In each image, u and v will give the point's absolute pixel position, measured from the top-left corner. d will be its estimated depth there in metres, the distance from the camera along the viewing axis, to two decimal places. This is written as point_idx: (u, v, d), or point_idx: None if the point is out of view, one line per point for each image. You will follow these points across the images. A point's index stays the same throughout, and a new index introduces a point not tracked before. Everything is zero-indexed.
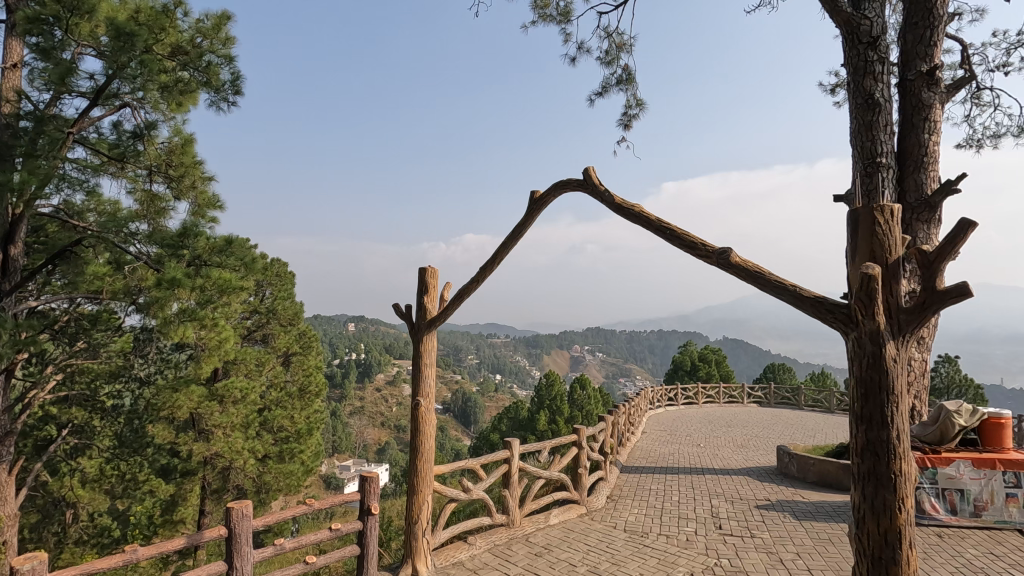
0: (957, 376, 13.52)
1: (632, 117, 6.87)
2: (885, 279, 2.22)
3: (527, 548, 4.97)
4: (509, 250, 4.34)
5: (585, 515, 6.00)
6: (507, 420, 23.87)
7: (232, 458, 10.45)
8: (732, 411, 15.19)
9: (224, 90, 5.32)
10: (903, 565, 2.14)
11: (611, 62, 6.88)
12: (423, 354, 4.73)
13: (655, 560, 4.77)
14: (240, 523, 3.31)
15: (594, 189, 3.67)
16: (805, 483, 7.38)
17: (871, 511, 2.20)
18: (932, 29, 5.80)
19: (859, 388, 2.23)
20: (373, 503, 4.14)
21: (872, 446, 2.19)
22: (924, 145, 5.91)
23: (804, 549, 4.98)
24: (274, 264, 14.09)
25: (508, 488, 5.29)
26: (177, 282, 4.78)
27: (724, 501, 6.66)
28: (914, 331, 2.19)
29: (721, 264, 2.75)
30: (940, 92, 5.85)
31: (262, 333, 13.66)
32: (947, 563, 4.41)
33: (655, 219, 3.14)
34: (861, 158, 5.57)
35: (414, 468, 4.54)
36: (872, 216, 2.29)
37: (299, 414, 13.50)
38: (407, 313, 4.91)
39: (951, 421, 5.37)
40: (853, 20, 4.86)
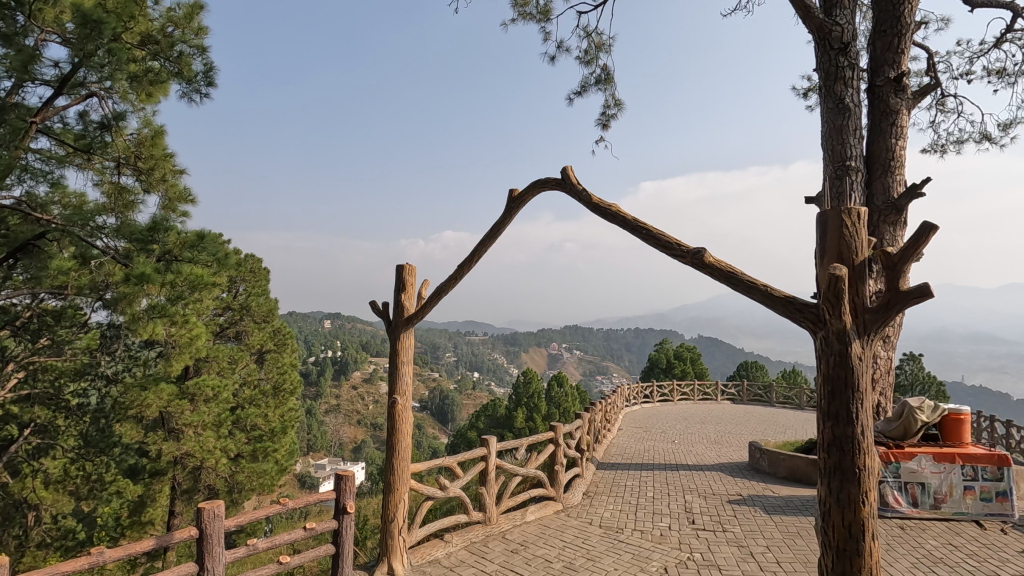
0: (920, 373, 13.98)
1: (610, 117, 6.96)
2: (852, 280, 2.29)
3: (503, 545, 5.01)
4: (486, 249, 4.37)
5: (562, 512, 6.06)
6: (485, 417, 23.86)
7: (203, 458, 10.29)
8: (707, 408, 15.46)
9: (197, 82, 5.21)
10: (866, 556, 2.23)
11: (589, 62, 6.96)
12: (400, 352, 4.71)
13: (630, 555, 4.84)
14: (212, 523, 3.25)
15: (571, 188, 3.71)
16: (775, 477, 7.57)
17: (837, 504, 2.27)
18: (899, 37, 5.95)
19: (827, 386, 2.31)
20: (348, 503, 4.11)
21: (838, 442, 2.27)
22: (892, 150, 6.11)
23: (774, 543, 5.11)
24: (247, 260, 13.91)
25: (485, 485, 5.31)
26: (146, 277, 4.67)
27: (697, 496, 6.78)
28: (878, 330, 2.26)
29: (695, 265, 2.81)
30: (907, 98, 6.05)
31: (236, 330, 13.45)
32: (908, 554, 4.57)
33: (631, 219, 3.19)
34: (831, 161, 5.72)
35: (390, 467, 4.52)
36: (840, 218, 2.37)
37: (274, 413, 13.27)
38: (384, 309, 4.89)
39: (914, 417, 5.56)
40: (825, 26, 4.96)
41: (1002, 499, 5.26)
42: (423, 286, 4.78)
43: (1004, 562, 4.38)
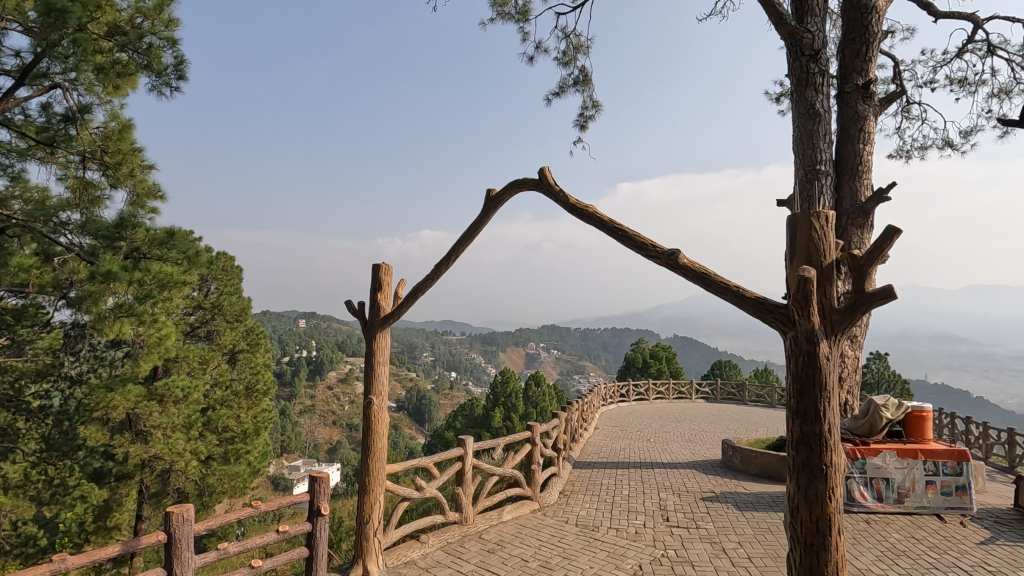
0: (886, 371, 14.40)
1: (588, 118, 7.01)
2: (820, 282, 2.36)
3: (480, 545, 5.00)
4: (463, 249, 4.37)
5: (538, 511, 6.07)
6: (462, 417, 23.79)
7: (172, 460, 10.03)
8: (681, 407, 15.69)
9: (167, 75, 5.07)
10: (832, 551, 2.29)
11: (568, 63, 7.01)
12: (377, 352, 4.67)
13: (605, 553, 4.88)
14: (181, 528, 3.18)
15: (548, 188, 3.73)
16: (748, 474, 7.72)
17: (805, 500, 2.33)
18: (867, 46, 6.13)
19: (795, 385, 2.37)
20: (323, 505, 4.06)
21: (806, 440, 2.33)
22: (859, 155, 6.29)
23: (746, 538, 5.22)
24: (218, 257, 13.68)
25: (461, 485, 5.30)
26: (113, 275, 4.54)
27: (671, 494, 6.88)
28: (845, 330, 2.33)
29: (670, 265, 2.85)
30: (874, 105, 6.24)
31: (207, 329, 13.17)
32: (873, 547, 4.71)
33: (608, 219, 3.22)
34: (802, 165, 5.86)
35: (366, 467, 4.49)
36: (810, 222, 2.43)
37: (246, 414, 13.01)
38: (361, 309, 4.85)
39: (880, 414, 5.72)
40: (797, 33, 5.08)
41: (961, 492, 5.46)
42: (399, 286, 4.74)
43: (962, 553, 4.55)
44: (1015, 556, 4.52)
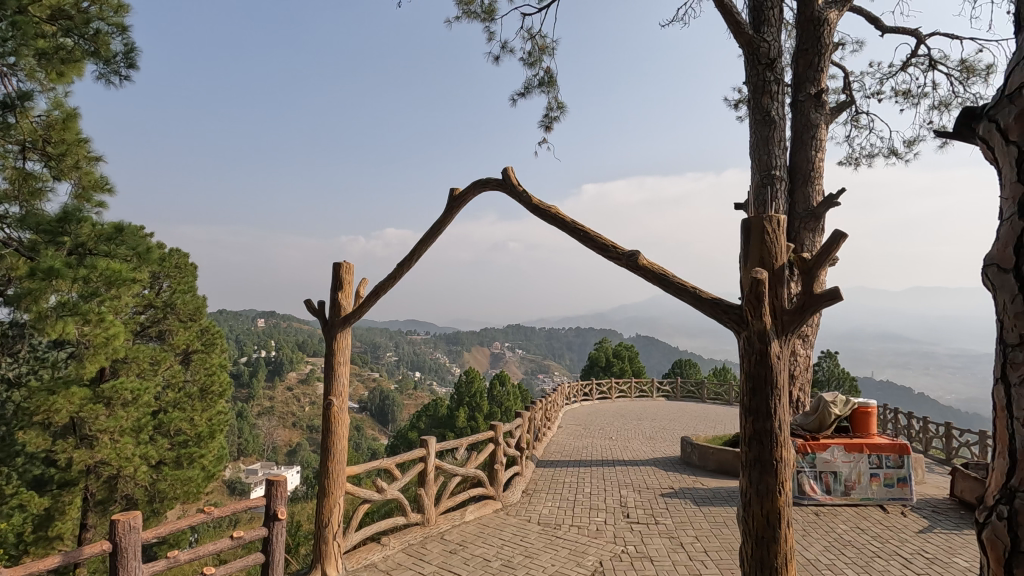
0: (836, 369, 15.03)
1: (553, 119, 7.07)
2: (772, 284, 2.44)
3: (441, 546, 4.97)
4: (425, 248, 4.34)
5: (501, 510, 6.08)
6: (426, 417, 23.59)
7: (120, 466, 9.60)
8: (643, 405, 15.99)
9: (116, 63, 4.81)
10: (782, 543, 2.37)
11: (533, 63, 7.05)
12: (337, 352, 4.59)
13: (566, 551, 4.93)
14: (128, 536, 3.05)
15: (512, 189, 3.74)
16: (705, 470, 7.94)
17: (757, 495, 2.41)
18: (819, 57, 6.39)
19: (748, 383, 2.45)
20: (279, 509, 3.96)
21: (758, 436, 2.41)
22: (812, 161, 6.54)
23: (702, 533, 5.36)
24: (172, 254, 13.29)
25: (423, 486, 5.26)
26: (55, 271, 4.28)
27: (632, 491, 7.00)
28: (795, 330, 2.43)
29: (630, 267, 2.90)
30: (825, 114, 6.52)
31: (158, 329, 12.69)
32: (821, 538, 4.91)
33: (570, 220, 3.25)
34: (759, 170, 6.06)
35: (325, 470, 4.40)
36: (762, 226, 2.51)
37: (200, 417, 12.59)
38: (321, 309, 4.76)
39: (829, 410, 5.93)
40: (754, 42, 5.26)
41: (902, 484, 5.76)
42: (360, 285, 4.68)
43: (903, 542, 4.79)
44: (951, 543, 4.79)
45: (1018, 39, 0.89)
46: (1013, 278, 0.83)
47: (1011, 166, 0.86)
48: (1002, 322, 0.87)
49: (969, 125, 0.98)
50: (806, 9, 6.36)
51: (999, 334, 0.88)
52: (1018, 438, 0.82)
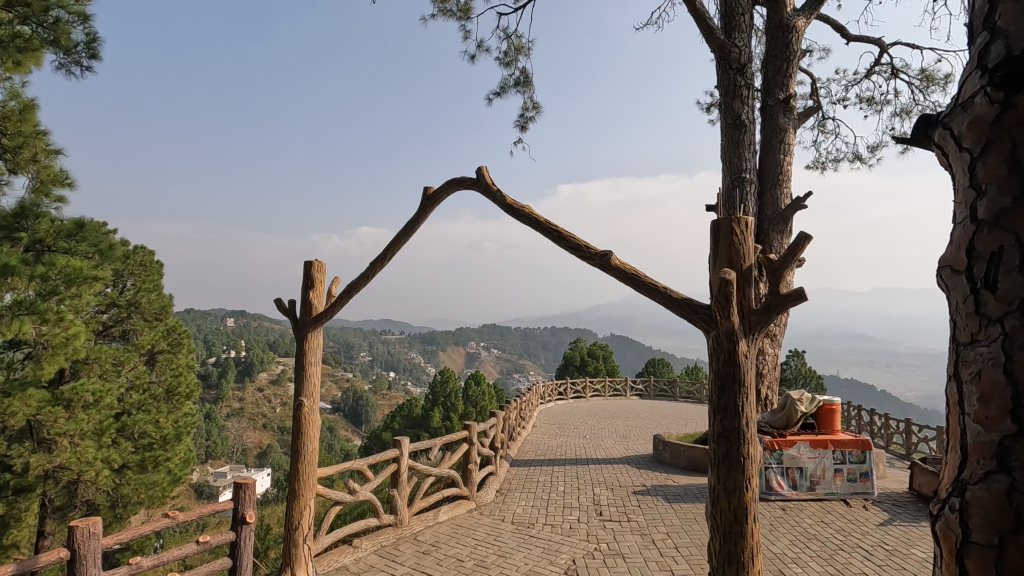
0: (803, 368, 15.42)
1: (528, 120, 7.11)
2: (740, 284, 2.49)
3: (414, 547, 4.93)
4: (399, 247, 4.30)
5: (474, 510, 6.07)
6: (401, 418, 23.39)
7: (81, 470, 9.34)
8: (616, 404, 16.15)
9: (77, 53, 4.65)
10: (749, 537, 2.42)
11: (509, 63, 7.06)
12: (308, 352, 4.52)
13: (539, 549, 4.95)
14: (87, 543, 2.94)
15: (486, 188, 3.74)
16: (677, 468, 8.06)
17: (724, 491, 2.45)
18: (788, 63, 6.54)
19: (717, 381, 2.50)
20: (248, 512, 3.88)
21: (726, 433, 2.46)
22: (780, 165, 6.70)
23: (673, 529, 5.44)
24: (136, 252, 12.90)
25: (396, 487, 5.21)
26: (13, 269, 4.09)
27: (605, 489, 7.07)
28: (762, 329, 2.48)
29: (603, 267, 2.92)
30: (793, 119, 6.68)
31: (122, 329, 12.30)
32: (787, 532, 5.03)
33: (543, 220, 3.26)
34: (729, 173, 6.16)
35: (296, 472, 4.33)
36: (731, 227, 2.56)
37: (166, 419, 12.25)
38: (292, 308, 4.68)
39: (795, 408, 6.07)
40: (725, 47, 5.43)
41: (864, 479, 5.95)
42: (332, 284, 4.62)
43: (864, 535, 4.95)
44: (909, 535, 4.97)
45: (969, 48, 0.92)
46: (966, 279, 0.85)
47: (963, 171, 0.89)
48: (955, 321, 0.89)
49: (924, 132, 1.01)
50: (775, 17, 6.53)
51: (952, 332, 0.91)
52: (970, 434, 0.84)
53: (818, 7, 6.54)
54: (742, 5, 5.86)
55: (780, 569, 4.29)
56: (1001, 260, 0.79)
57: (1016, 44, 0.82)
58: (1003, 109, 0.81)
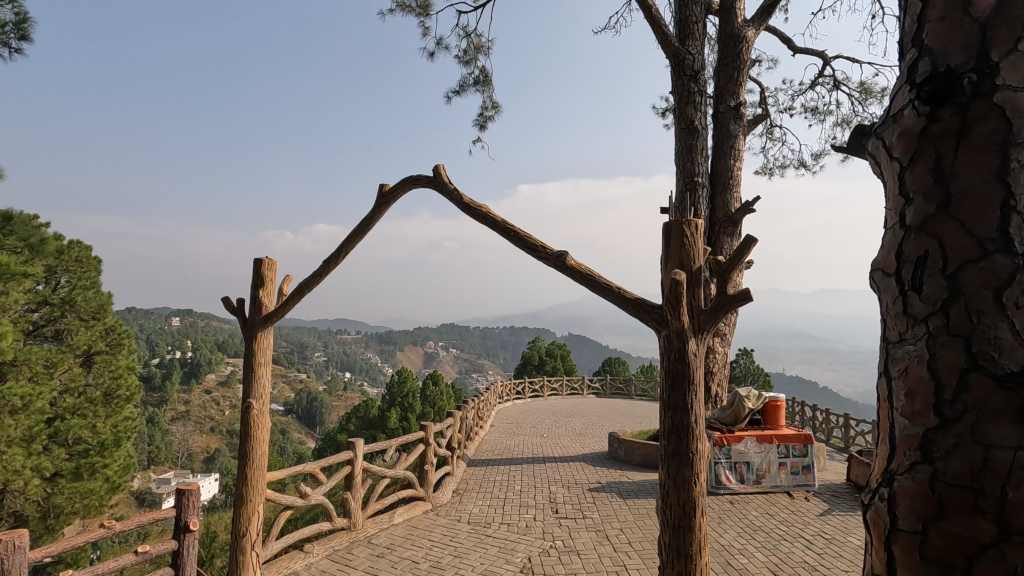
0: (751, 366, 16.02)
1: (487, 119, 7.11)
2: (690, 285, 2.56)
3: (369, 550, 4.85)
4: (354, 244, 4.21)
5: (430, 511, 6.01)
6: (356, 419, 22.92)
7: (8, 480, 8.73)
8: (573, 402, 16.34)
9: (4, 33, 4.35)
10: (696, 531, 2.49)
11: (468, 62, 7.04)
12: (257, 352, 4.37)
13: (495, 549, 4.95)
14: (12, 558, 2.74)
15: (443, 187, 3.71)
16: (631, 464, 8.24)
17: (674, 486, 2.52)
18: (738, 71, 6.77)
19: (668, 379, 2.56)
20: (192, 520, 3.71)
21: (676, 430, 2.52)
22: (731, 170, 6.92)
23: (627, 525, 5.55)
24: (71, 247, 12.21)
25: (350, 490, 5.10)
26: None
27: (561, 486, 7.14)
28: (710, 329, 2.56)
29: (559, 267, 2.95)
30: (742, 126, 6.92)
31: (55, 328, 11.59)
32: (734, 524, 5.21)
33: (500, 219, 3.27)
34: (683, 176, 6.30)
35: (244, 477, 4.18)
36: (682, 229, 2.63)
37: (104, 423, 11.64)
38: (240, 307, 4.51)
39: (743, 404, 6.25)
40: (679, 54, 5.73)
41: (806, 471, 6.24)
42: (283, 283, 4.49)
43: (806, 525, 5.19)
44: (846, 524, 5.24)
45: (900, 64, 0.97)
46: (895, 282, 0.90)
47: (894, 180, 0.94)
48: (886, 321, 0.94)
49: (859, 142, 1.06)
50: (727, 27, 6.76)
51: (883, 332, 0.95)
52: (897, 427, 0.89)
53: (767, 19, 6.80)
54: (696, 13, 6.04)
55: (727, 560, 4.43)
56: (926, 265, 0.84)
57: (940, 62, 0.86)
58: (929, 122, 0.86)
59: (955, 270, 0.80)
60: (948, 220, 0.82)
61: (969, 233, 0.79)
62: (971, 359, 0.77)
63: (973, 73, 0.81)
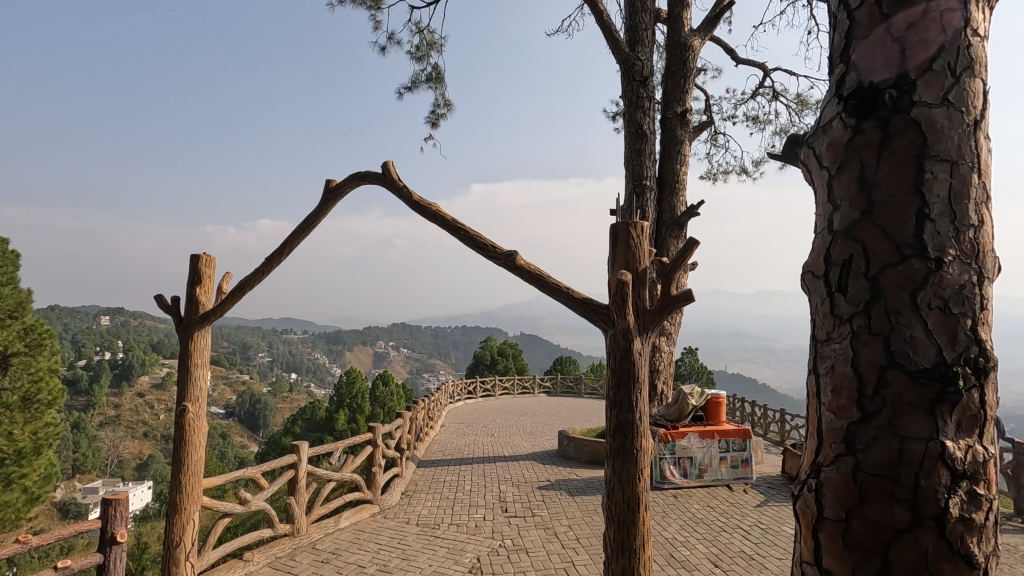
0: (695, 364, 16.59)
1: (440, 116, 7.04)
2: (635, 285, 2.62)
3: (313, 556, 4.70)
4: (298, 241, 4.08)
5: (378, 514, 5.90)
6: (302, 421, 22.21)
7: None
8: (525, 401, 16.44)
9: None
10: (640, 526, 2.55)
11: (420, 58, 6.95)
12: (194, 353, 4.16)
13: (444, 550, 4.91)
14: None
15: (392, 184, 3.64)
16: (580, 462, 8.36)
17: (619, 482, 2.56)
18: (685, 79, 6.98)
19: (613, 378, 2.61)
20: (119, 531, 3.49)
21: (621, 427, 2.57)
22: (677, 174, 7.12)
23: (575, 521, 5.63)
24: None
25: (294, 495, 4.93)
26: None
27: (511, 485, 7.16)
28: (655, 328, 2.63)
29: (508, 266, 2.95)
30: (688, 132, 7.14)
31: None
32: (678, 518, 5.37)
33: (450, 218, 3.24)
34: (631, 179, 6.43)
35: (177, 484, 3.97)
36: (628, 230, 2.68)
37: (21, 430, 10.66)
38: (174, 305, 4.28)
39: (686, 402, 6.43)
40: (629, 60, 5.90)
41: (744, 465, 6.50)
42: (223, 280, 4.30)
43: (744, 516, 5.41)
44: (781, 514, 5.50)
45: (830, 77, 1.01)
46: (823, 284, 0.93)
47: (822, 186, 0.98)
48: (813, 321, 0.97)
49: (792, 150, 1.10)
50: (674, 35, 6.97)
51: (812, 331, 0.99)
52: (824, 421, 0.92)
53: (712, 30, 7.05)
54: (646, 21, 6.20)
55: (671, 552, 4.57)
56: (851, 267, 0.88)
57: (865, 78, 0.91)
58: (855, 133, 0.90)
59: (876, 273, 0.85)
60: (871, 226, 0.87)
61: (890, 239, 0.84)
62: (890, 356, 0.82)
63: (894, 88, 0.86)
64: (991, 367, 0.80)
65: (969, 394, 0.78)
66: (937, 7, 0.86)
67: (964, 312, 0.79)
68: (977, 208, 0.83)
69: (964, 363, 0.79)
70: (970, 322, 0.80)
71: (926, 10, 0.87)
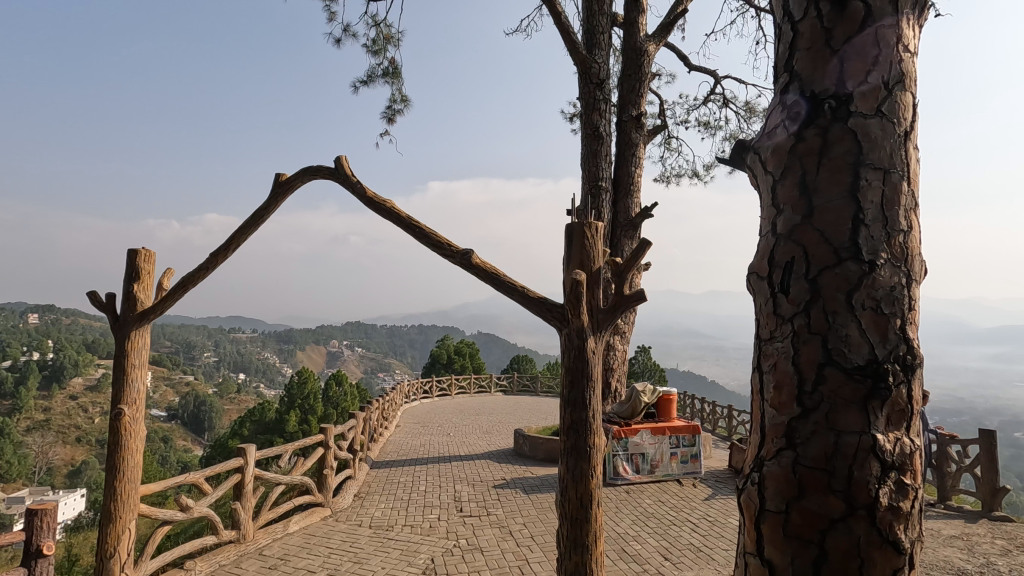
0: (648, 362, 16.98)
1: (396, 112, 6.92)
2: (589, 284, 2.66)
3: (260, 563, 4.54)
4: (245, 236, 3.93)
5: (330, 517, 5.75)
6: (250, 424, 21.45)
7: None
8: (481, 400, 16.43)
9: None
10: (592, 522, 2.57)
11: (377, 52, 6.81)
12: (129, 353, 3.93)
13: (397, 551, 4.84)
14: None
15: (345, 179, 3.56)
16: (535, 459, 8.42)
17: (572, 480, 2.58)
18: (640, 83, 7.11)
19: (567, 376, 2.62)
20: (46, 543, 3.27)
21: (575, 425, 2.59)
22: (632, 176, 7.26)
23: (529, 519, 5.66)
24: None
25: (240, 499, 4.75)
26: None
27: (466, 485, 7.13)
28: (608, 327, 2.66)
29: (464, 265, 2.93)
30: (643, 135, 7.29)
31: None
32: (630, 513, 5.48)
33: (405, 216, 3.19)
34: (588, 181, 6.51)
35: (112, 491, 3.75)
36: (583, 231, 2.71)
37: None
38: (109, 302, 4.04)
39: (639, 399, 6.56)
40: (586, 62, 5.97)
41: (694, 459, 6.70)
42: (164, 276, 4.09)
43: (693, 509, 5.58)
44: (727, 506, 5.70)
45: (774, 86, 1.04)
46: (767, 285, 0.96)
47: (766, 190, 1.01)
48: (757, 320, 1.00)
49: (738, 155, 1.13)
50: (630, 40, 7.09)
51: (756, 330, 1.02)
52: (767, 417, 0.95)
53: (666, 36, 7.21)
54: (602, 24, 6.28)
55: (623, 546, 4.66)
56: (793, 269, 0.91)
57: (807, 87, 0.94)
58: (797, 140, 0.94)
59: (815, 275, 0.88)
60: (811, 229, 0.90)
61: (828, 241, 0.87)
62: (827, 354, 0.85)
63: (833, 99, 0.90)
64: (917, 364, 0.85)
65: (898, 389, 0.82)
66: (872, 25, 0.90)
67: (894, 312, 0.83)
68: (906, 214, 0.87)
69: (893, 361, 0.83)
70: (900, 321, 0.84)
71: (863, 26, 0.91)
